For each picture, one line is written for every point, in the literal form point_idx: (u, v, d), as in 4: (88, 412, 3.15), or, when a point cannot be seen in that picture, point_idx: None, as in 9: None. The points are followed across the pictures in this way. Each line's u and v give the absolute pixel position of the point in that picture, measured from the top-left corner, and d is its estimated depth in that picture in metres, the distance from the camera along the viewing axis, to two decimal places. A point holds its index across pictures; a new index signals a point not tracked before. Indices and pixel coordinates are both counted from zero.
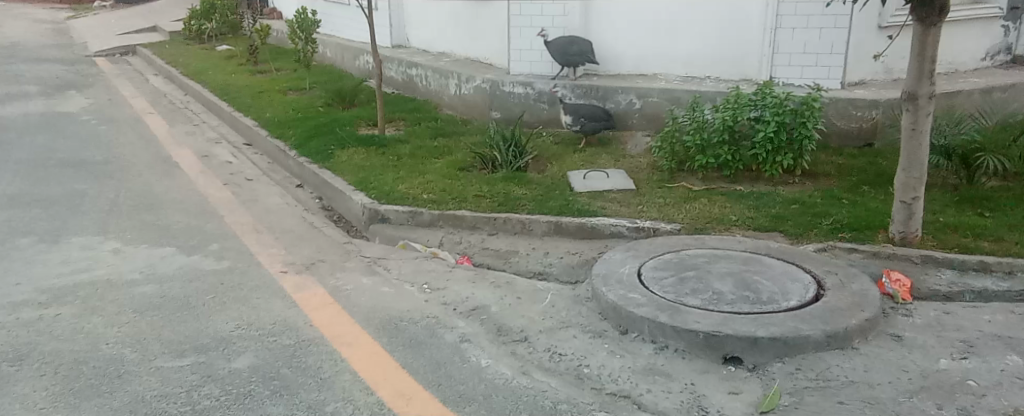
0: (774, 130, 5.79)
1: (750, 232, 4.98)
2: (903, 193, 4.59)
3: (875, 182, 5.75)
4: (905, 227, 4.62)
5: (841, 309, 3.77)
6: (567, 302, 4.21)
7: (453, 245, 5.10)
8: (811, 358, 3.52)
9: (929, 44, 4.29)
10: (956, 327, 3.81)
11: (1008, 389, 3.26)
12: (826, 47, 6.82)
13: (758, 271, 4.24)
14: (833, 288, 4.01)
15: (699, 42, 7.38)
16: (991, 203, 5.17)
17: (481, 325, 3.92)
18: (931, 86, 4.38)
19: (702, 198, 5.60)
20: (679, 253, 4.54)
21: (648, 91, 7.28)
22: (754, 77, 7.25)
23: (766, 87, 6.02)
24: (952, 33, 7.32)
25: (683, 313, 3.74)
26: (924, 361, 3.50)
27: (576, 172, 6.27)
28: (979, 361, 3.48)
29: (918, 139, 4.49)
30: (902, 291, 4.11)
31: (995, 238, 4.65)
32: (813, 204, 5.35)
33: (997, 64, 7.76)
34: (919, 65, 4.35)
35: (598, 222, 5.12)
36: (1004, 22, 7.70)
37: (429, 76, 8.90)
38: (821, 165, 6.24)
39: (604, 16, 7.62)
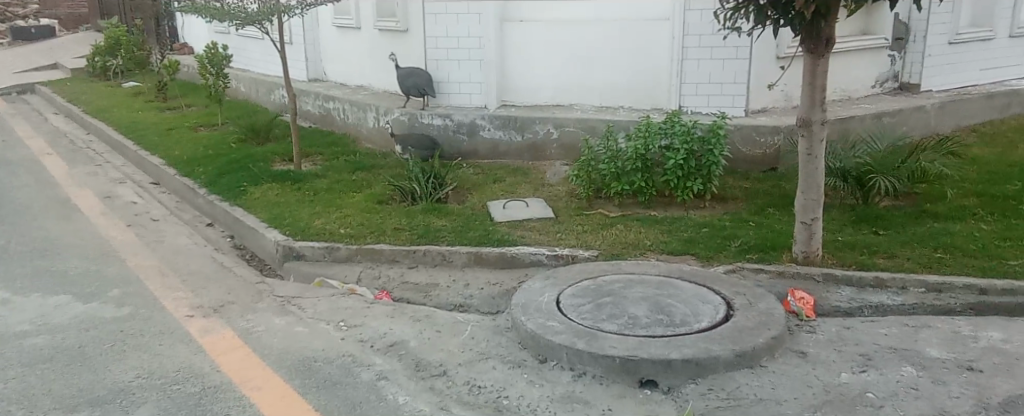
0: (684, 157, 5.97)
1: (664, 256, 5.11)
2: (802, 214, 4.81)
3: (780, 204, 6.01)
4: (806, 247, 4.83)
5: (749, 329, 3.89)
6: (486, 333, 4.20)
7: (372, 280, 5.03)
8: (723, 378, 3.62)
9: (819, 74, 4.52)
10: (856, 341, 3.99)
11: (903, 399, 3.42)
12: (730, 76, 7.11)
13: (672, 294, 4.34)
14: (741, 308, 4.14)
15: (612, 73, 7.60)
16: (885, 222, 5.48)
17: (399, 361, 3.87)
18: (822, 112, 4.62)
19: (619, 224, 5.72)
20: (596, 279, 4.60)
21: (565, 121, 7.41)
22: (664, 106, 7.50)
23: (674, 116, 6.22)
24: (843, 63, 7.79)
25: (599, 339, 3.78)
26: (827, 376, 3.64)
27: (496, 202, 6.31)
28: (877, 374, 3.65)
29: (814, 163, 4.72)
30: (806, 308, 4.29)
31: (889, 255, 4.91)
32: (722, 227, 5.54)
33: (887, 91, 8.28)
34: (811, 93, 4.58)
35: (518, 251, 5.15)
36: (890, 52, 8.21)
37: (346, 109, 8.83)
38: (729, 189, 6.47)
39: (520, 49, 7.74)
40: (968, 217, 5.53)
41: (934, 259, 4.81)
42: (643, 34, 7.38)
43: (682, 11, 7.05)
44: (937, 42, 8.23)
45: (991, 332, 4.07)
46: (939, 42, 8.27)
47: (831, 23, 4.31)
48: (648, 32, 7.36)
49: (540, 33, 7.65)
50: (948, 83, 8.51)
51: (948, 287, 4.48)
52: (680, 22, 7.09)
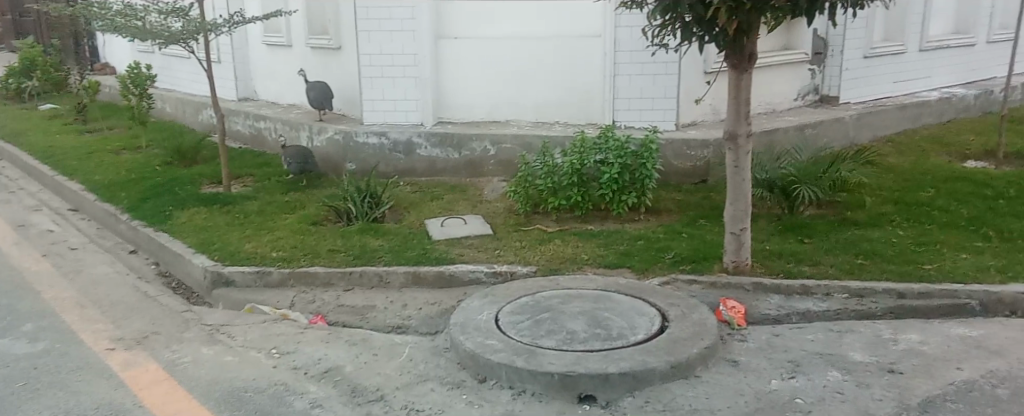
0: (618, 171, 6.05)
1: (601, 270, 5.15)
2: (732, 225, 4.92)
3: (711, 216, 6.15)
4: (736, 257, 4.95)
5: (683, 339, 3.96)
6: (424, 354, 4.15)
7: (306, 304, 4.92)
8: (659, 389, 3.66)
9: (743, 89, 4.66)
10: (784, 348, 4.10)
11: (830, 403, 3.53)
12: (660, 91, 7.25)
13: (609, 308, 4.37)
14: (675, 319, 4.21)
15: (547, 89, 7.67)
16: (810, 231, 5.67)
17: (334, 387, 3.79)
18: (748, 125, 4.75)
19: (556, 238, 5.75)
20: (535, 295, 4.60)
21: (500, 138, 7.43)
22: (598, 121, 7.61)
23: (607, 130, 6.30)
24: (766, 77, 8.06)
25: (538, 355, 3.78)
26: (758, 383, 3.72)
27: (434, 220, 6.27)
28: (805, 379, 3.75)
29: (741, 175, 4.84)
30: (737, 317, 4.38)
31: (814, 262, 5.07)
32: (656, 239, 5.63)
33: (809, 103, 8.60)
34: (735, 107, 4.71)
35: (456, 269, 5.11)
36: (810, 66, 8.54)
37: (278, 129, 8.66)
38: (663, 202, 6.59)
39: (454, 66, 7.74)
40: (886, 224, 5.77)
41: (855, 265, 4.99)
42: (575, 51, 7.49)
43: (613, 28, 7.18)
44: (853, 56, 8.61)
45: (910, 334, 4.24)
46: (855, 56, 8.64)
47: (754, 39, 4.43)
48: (580, 48, 7.47)
49: (474, 50, 7.67)
50: (865, 95, 8.89)
51: (869, 292, 4.65)
52: (611, 39, 7.22)
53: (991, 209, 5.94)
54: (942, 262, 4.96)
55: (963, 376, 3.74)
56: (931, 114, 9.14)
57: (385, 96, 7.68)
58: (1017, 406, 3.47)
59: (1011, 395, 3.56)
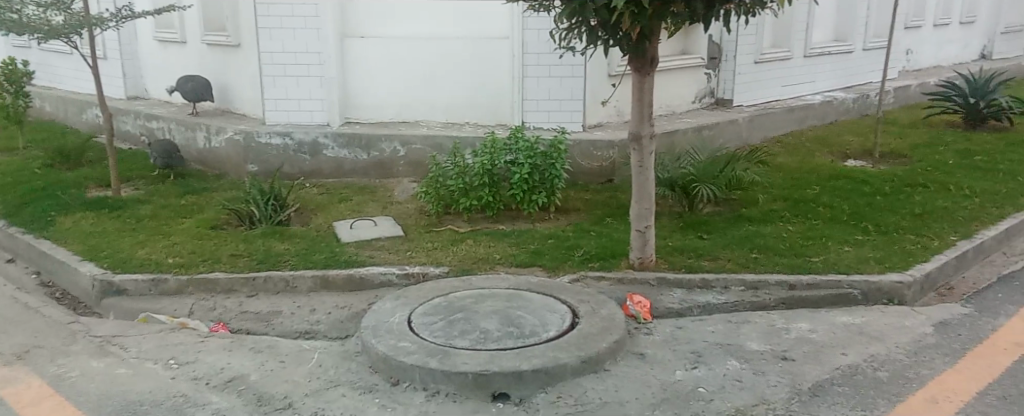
0: (528, 171, 6.13)
1: (513, 269, 5.22)
2: (637, 222, 5.10)
3: (617, 214, 6.34)
4: (642, 253, 5.13)
5: (593, 335, 4.07)
6: (334, 359, 4.08)
7: (206, 312, 4.74)
8: (570, 385, 3.75)
9: (646, 91, 4.83)
10: (687, 340, 4.29)
11: (729, 391, 3.72)
12: (567, 93, 7.40)
13: (521, 306, 4.43)
14: (585, 315, 4.32)
15: (455, 90, 7.69)
16: (708, 227, 5.95)
17: (238, 397, 3.67)
18: (651, 127, 4.93)
19: (468, 239, 5.78)
20: (447, 296, 4.61)
21: (410, 138, 7.39)
22: (507, 122, 7.69)
23: (516, 132, 6.37)
24: (665, 80, 8.39)
25: (452, 356, 3.79)
26: (664, 375, 3.88)
27: (342, 222, 6.17)
28: (707, 369, 3.94)
29: (646, 174, 5.02)
30: (644, 311, 4.54)
31: (713, 257, 5.32)
32: (566, 238, 5.75)
33: (705, 106, 9.00)
34: (639, 109, 4.87)
35: (367, 272, 5.05)
36: (706, 70, 8.94)
37: (172, 128, 8.28)
38: (571, 201, 6.74)
39: (360, 65, 7.63)
40: (777, 220, 6.11)
41: (750, 259, 5.26)
42: (483, 52, 7.53)
43: (520, 30, 7.27)
44: (745, 61, 9.06)
45: (800, 323, 4.52)
46: (747, 62, 9.10)
47: (655, 44, 4.61)
48: (488, 50, 7.52)
49: (381, 49, 7.58)
50: (756, 98, 9.38)
51: (764, 284, 4.91)
52: (519, 41, 7.30)
53: (869, 205, 6.39)
54: (827, 254, 5.30)
55: (848, 360, 4.02)
56: (815, 116, 9.74)
57: (288, 95, 7.50)
58: (894, 386, 3.75)
59: (890, 376, 3.85)
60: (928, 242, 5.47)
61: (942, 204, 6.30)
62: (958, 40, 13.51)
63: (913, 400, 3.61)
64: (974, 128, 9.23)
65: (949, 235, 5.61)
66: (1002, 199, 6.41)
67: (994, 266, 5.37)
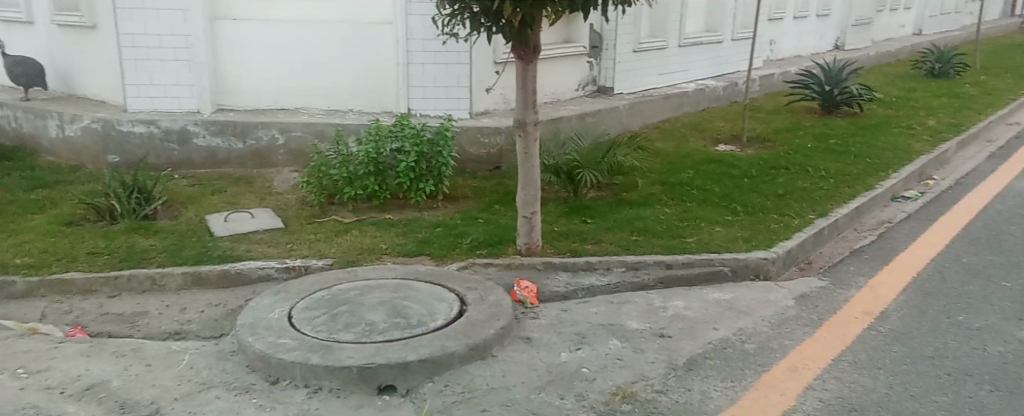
0: (414, 159, 6.02)
1: (400, 259, 5.13)
2: (524, 209, 5.13)
3: (505, 201, 6.36)
4: (529, 239, 5.17)
5: (480, 322, 4.06)
6: (208, 360, 3.88)
7: (61, 316, 4.38)
8: (457, 372, 3.73)
9: (530, 79, 4.85)
10: (572, 322, 4.37)
11: (611, 369, 3.82)
12: (453, 80, 7.34)
13: (408, 296, 4.36)
14: (473, 302, 4.31)
15: (337, 76, 7.46)
16: (592, 212, 6.08)
17: (98, 405, 3.42)
18: (535, 114, 4.97)
19: (353, 229, 5.64)
20: (331, 289, 4.47)
21: (288, 125, 7.10)
22: (392, 109, 7.54)
23: (402, 119, 6.25)
24: (547, 68, 8.51)
25: (335, 350, 3.68)
26: (549, 357, 3.93)
27: (216, 215, 5.86)
28: (590, 350, 4.02)
29: (530, 161, 5.07)
30: (530, 296, 4.59)
31: (596, 241, 5.44)
32: (453, 226, 5.71)
33: (588, 93, 9.21)
34: (524, 97, 4.90)
35: (243, 267, 4.82)
36: (588, 59, 9.13)
37: (19, 117, 7.59)
38: (458, 189, 6.70)
39: (233, 49, 7.27)
40: (655, 203, 6.33)
41: (631, 241, 5.43)
42: (365, 37, 7.34)
43: (403, 15, 7.14)
44: (624, 50, 9.31)
45: (677, 301, 4.70)
46: (626, 50, 9.36)
47: (537, 32, 4.63)
48: (369, 35, 7.33)
49: (256, 33, 7.25)
50: (635, 86, 9.68)
51: (643, 265, 5.07)
52: (402, 27, 7.17)
53: (739, 187, 6.74)
54: (701, 235, 5.54)
55: (720, 335, 4.23)
56: (690, 103, 10.15)
57: (153, 81, 7.04)
58: (761, 357, 3.97)
59: (757, 348, 4.07)
60: (790, 221, 5.84)
61: (802, 185, 6.72)
62: (815, 31, 14.46)
63: (778, 370, 3.82)
64: (830, 114, 9.87)
65: (808, 214, 5.99)
66: (853, 179, 6.91)
67: (847, 242, 5.77)
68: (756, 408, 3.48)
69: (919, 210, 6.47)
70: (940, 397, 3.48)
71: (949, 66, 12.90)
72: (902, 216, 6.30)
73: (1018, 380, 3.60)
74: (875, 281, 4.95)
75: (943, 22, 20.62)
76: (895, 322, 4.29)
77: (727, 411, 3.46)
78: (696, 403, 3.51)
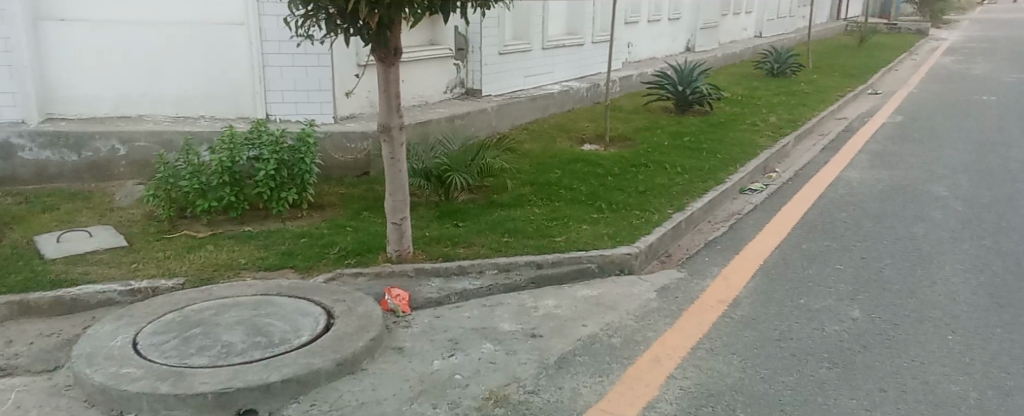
0: (274, 167, 5.74)
1: (260, 274, 4.88)
2: (393, 215, 5.02)
3: (373, 207, 6.22)
4: (399, 245, 5.07)
5: (348, 335, 3.93)
6: (39, 397, 3.52)
7: None
8: (324, 390, 3.58)
9: (392, 82, 4.75)
10: (444, 328, 4.32)
11: (484, 374, 3.80)
12: (314, 84, 7.13)
13: (269, 313, 4.16)
14: (341, 315, 4.16)
15: (185, 80, 7.03)
16: (462, 216, 6.06)
17: None
18: (399, 118, 4.88)
19: (208, 244, 5.32)
20: (183, 310, 4.19)
21: (132, 135, 6.61)
22: (248, 115, 7.19)
23: (260, 126, 5.96)
24: (412, 71, 8.41)
25: (187, 377, 3.44)
26: (421, 366, 3.86)
27: (47, 235, 5.35)
28: (463, 355, 3.99)
29: (397, 166, 4.98)
30: (402, 304, 4.49)
31: (468, 244, 5.42)
32: (319, 235, 5.51)
33: (456, 95, 9.18)
34: (387, 101, 4.79)
35: (80, 292, 4.42)
36: (454, 61, 9.11)
37: None
38: (325, 197, 6.47)
39: (65, 51, 6.67)
40: (525, 204, 6.40)
41: (502, 243, 5.45)
42: (215, 39, 6.95)
43: (256, 15, 6.85)
44: (489, 53, 9.37)
45: (547, 300, 4.76)
46: (491, 53, 9.42)
47: (397, 34, 4.55)
48: (220, 37, 6.95)
49: (90, 35, 6.70)
50: (502, 88, 9.75)
51: (515, 265, 5.09)
52: (255, 27, 6.87)
53: (603, 185, 6.94)
54: (569, 234, 5.64)
55: (588, 331, 4.32)
56: (555, 105, 10.33)
57: None
58: (627, 350, 4.09)
59: (623, 342, 4.18)
60: (651, 216, 6.07)
61: (661, 181, 7.01)
62: (668, 34, 15.16)
63: (644, 362, 3.94)
64: (684, 113, 10.39)
65: (666, 209, 6.26)
66: (707, 174, 7.29)
67: (702, 234, 6.08)
68: (622, 401, 3.57)
69: (764, 201, 6.92)
70: (787, 377, 3.72)
71: (786, 67, 13.93)
72: (750, 207, 6.72)
73: (853, 356, 3.91)
74: (727, 270, 5.23)
75: (778, 26, 22.22)
76: (749, 309, 4.55)
77: (596, 406, 3.53)
78: (566, 401, 3.56)
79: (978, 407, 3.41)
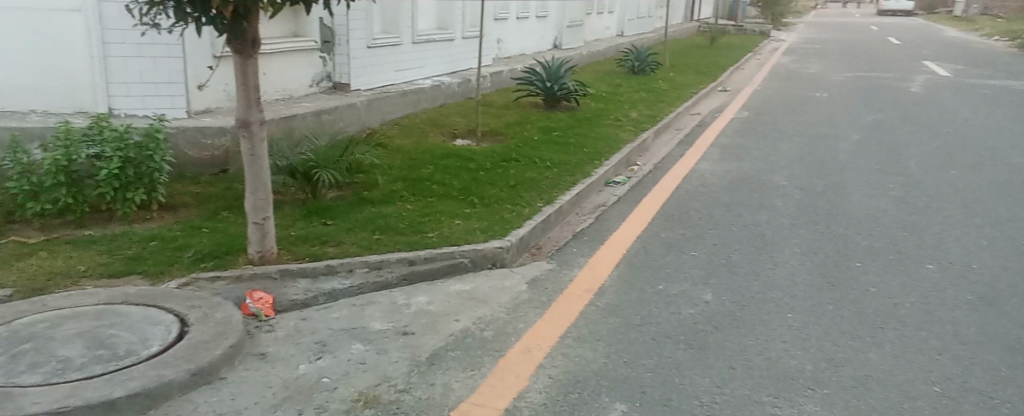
0: (119, 165, 5.31)
1: (104, 281, 4.51)
2: (254, 214, 4.79)
3: (233, 207, 5.90)
4: (261, 246, 4.84)
5: (204, 343, 3.70)
6: None
7: None
8: (178, 402, 3.35)
9: (250, 75, 4.50)
10: (310, 330, 4.16)
11: (352, 375, 3.69)
12: (163, 76, 6.69)
13: (113, 323, 3.85)
14: (196, 322, 3.92)
15: (13, 70, 6.46)
16: (329, 213, 5.87)
17: None
18: (259, 112, 4.65)
19: (41, 251, 4.87)
20: (11, 324, 3.80)
21: None
22: (88, 109, 6.60)
23: (102, 121, 5.50)
24: (274, 64, 8.08)
25: (16, 398, 3.12)
26: (286, 371, 3.69)
27: None
28: (330, 358, 3.86)
29: (257, 163, 4.73)
30: (265, 308, 4.29)
31: (337, 243, 5.26)
32: (171, 238, 5.17)
33: (322, 89, 8.91)
34: (245, 94, 4.54)
35: None
36: (319, 54, 8.83)
37: None
38: (178, 196, 6.08)
39: None
40: (396, 200, 6.29)
41: (373, 240, 5.32)
42: (47, 26, 6.38)
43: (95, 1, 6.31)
44: (357, 46, 9.14)
45: (419, 297, 4.70)
46: (359, 46, 9.19)
47: (255, 24, 4.32)
48: (53, 24, 6.38)
49: None
50: (371, 83, 9.55)
51: (386, 263, 4.98)
52: (94, 14, 6.34)
53: (474, 180, 6.95)
54: (441, 229, 5.60)
55: (460, 326, 4.30)
56: (427, 99, 10.24)
57: None
58: (498, 343, 4.10)
59: (494, 335, 4.20)
60: (522, 210, 6.13)
61: (531, 176, 7.10)
62: (536, 32, 15.41)
63: (515, 354, 3.97)
64: (553, 108, 10.60)
65: (537, 202, 6.34)
66: (574, 168, 7.46)
67: (570, 226, 6.21)
68: (493, 393, 3.58)
69: (628, 193, 7.17)
70: (648, 360, 3.86)
71: (646, 65, 14.52)
72: (615, 199, 6.94)
73: (708, 337, 4.12)
74: (594, 260, 5.37)
75: (638, 26, 23.13)
76: (614, 297, 4.69)
77: (466, 400, 3.52)
78: (436, 397, 3.53)
79: (813, 378, 3.69)
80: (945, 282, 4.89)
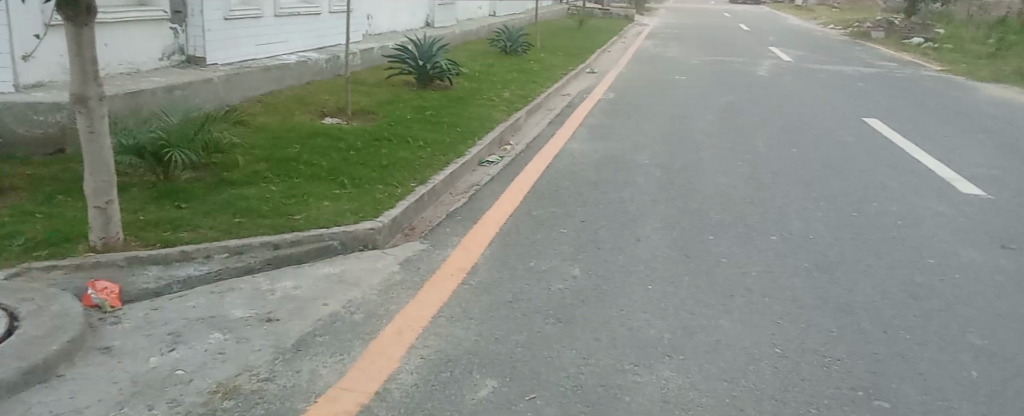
0: None
1: None
2: (95, 198, 4.41)
3: (72, 190, 5.42)
4: (105, 233, 4.47)
5: (38, 339, 3.38)
6: None
7: None
8: (7, 405, 3.04)
9: (86, 45, 4.13)
10: (163, 321, 3.89)
11: (209, 366, 3.49)
12: None
13: None
14: (28, 316, 3.57)
15: None
16: (185, 196, 5.52)
17: None
18: (98, 87, 4.27)
19: None
20: None
21: None
22: None
23: None
24: (118, 34, 7.48)
25: None
26: (134, 366, 3.44)
27: None
28: (186, 349, 3.63)
29: (98, 142, 4.36)
30: (110, 298, 3.98)
31: (193, 227, 4.94)
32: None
33: (175, 64, 8.35)
34: (80, 66, 4.16)
35: None
36: (170, 25, 8.29)
37: None
38: (6, 179, 5.50)
39: None
40: (260, 181, 6.00)
41: (233, 224, 5.05)
42: None
43: None
44: (213, 17, 8.62)
45: (283, 282, 4.51)
46: (216, 18, 8.67)
47: None
48: None
49: None
50: (230, 57, 9.03)
51: (248, 248, 4.74)
52: None
53: (344, 160, 6.75)
54: (308, 211, 5.39)
55: (328, 310, 4.17)
56: (292, 76, 9.82)
57: None
58: (368, 325, 4.01)
59: (364, 317, 4.10)
60: (393, 190, 6.01)
61: (403, 155, 6.98)
62: (407, 8, 15.15)
63: (385, 336, 3.89)
64: (425, 87, 10.46)
65: (409, 182, 6.24)
66: (447, 147, 7.42)
67: (444, 206, 6.16)
68: (362, 377, 3.49)
69: (500, 172, 7.21)
70: (519, 336, 3.90)
71: (517, 45, 14.64)
72: (488, 179, 6.95)
73: (576, 311, 4.21)
74: (467, 240, 5.36)
75: (511, 6, 23.30)
76: (485, 275, 4.70)
77: (335, 385, 3.42)
78: (302, 384, 3.40)
79: (672, 345, 3.86)
80: (789, 252, 5.26)
